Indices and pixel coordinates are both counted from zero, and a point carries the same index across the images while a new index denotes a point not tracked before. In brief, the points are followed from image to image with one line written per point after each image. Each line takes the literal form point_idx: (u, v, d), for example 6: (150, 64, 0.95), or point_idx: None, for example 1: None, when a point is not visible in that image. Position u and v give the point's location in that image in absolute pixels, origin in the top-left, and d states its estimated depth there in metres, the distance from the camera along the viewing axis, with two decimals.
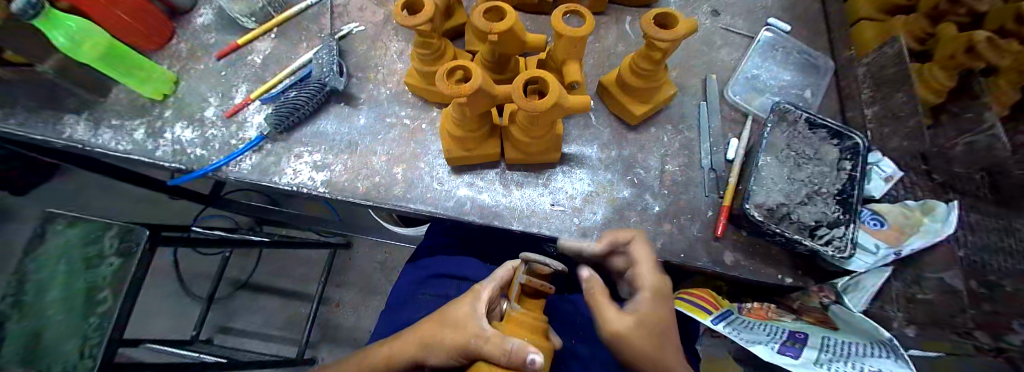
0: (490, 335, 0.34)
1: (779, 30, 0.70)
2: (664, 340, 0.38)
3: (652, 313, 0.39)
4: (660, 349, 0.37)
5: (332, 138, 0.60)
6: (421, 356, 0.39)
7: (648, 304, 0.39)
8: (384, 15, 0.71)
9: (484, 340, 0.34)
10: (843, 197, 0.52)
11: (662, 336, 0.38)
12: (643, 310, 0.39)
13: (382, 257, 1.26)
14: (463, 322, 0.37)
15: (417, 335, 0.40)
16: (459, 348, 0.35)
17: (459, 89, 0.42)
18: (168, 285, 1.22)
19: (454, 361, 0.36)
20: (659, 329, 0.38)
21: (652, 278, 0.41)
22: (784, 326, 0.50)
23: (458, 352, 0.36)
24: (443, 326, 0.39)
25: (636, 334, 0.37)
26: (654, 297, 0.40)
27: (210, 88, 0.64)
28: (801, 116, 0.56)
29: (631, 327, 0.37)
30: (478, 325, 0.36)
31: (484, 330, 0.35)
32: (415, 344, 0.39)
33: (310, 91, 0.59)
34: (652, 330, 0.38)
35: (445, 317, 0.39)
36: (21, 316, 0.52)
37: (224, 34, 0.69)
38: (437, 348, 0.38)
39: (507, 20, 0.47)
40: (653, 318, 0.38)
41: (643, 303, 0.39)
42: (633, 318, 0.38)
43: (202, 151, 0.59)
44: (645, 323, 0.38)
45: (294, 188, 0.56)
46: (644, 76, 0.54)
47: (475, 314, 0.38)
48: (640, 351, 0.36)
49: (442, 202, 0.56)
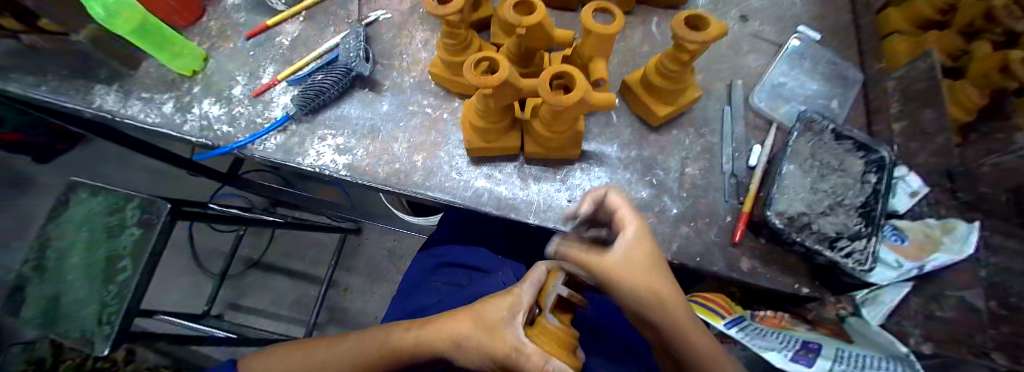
0: (532, 352, 0.33)
1: (808, 38, 0.69)
2: (656, 275, 0.38)
3: (637, 249, 0.38)
4: (653, 283, 0.38)
5: (355, 123, 0.61)
6: (449, 350, 0.37)
7: (632, 242, 0.39)
8: (410, 4, 0.72)
9: (524, 355, 0.33)
10: (865, 210, 0.51)
11: (653, 268, 0.38)
12: (629, 250, 0.38)
13: (391, 245, 1.28)
14: (500, 327, 0.35)
15: (450, 329, 0.37)
16: (494, 356, 0.34)
17: (486, 81, 0.42)
18: (182, 259, 1.25)
19: (486, 365, 0.36)
20: (649, 265, 0.38)
21: (629, 217, 0.40)
22: (799, 336, 0.50)
23: (491, 359, 0.35)
24: (477, 326, 0.36)
25: (623, 271, 0.37)
26: (636, 232, 0.39)
27: (239, 67, 0.66)
28: (827, 127, 0.56)
29: (619, 268, 0.37)
30: (516, 335, 0.34)
31: (525, 343, 0.34)
32: (445, 339, 0.37)
33: (336, 76, 0.60)
34: (641, 266, 0.38)
35: (479, 314, 0.37)
36: (41, 280, 0.61)
37: (254, 15, 0.70)
38: (470, 347, 0.36)
39: (537, 15, 0.47)
40: (637, 256, 0.38)
41: (625, 241, 0.39)
42: (621, 260, 0.38)
43: (229, 128, 0.60)
44: (637, 260, 0.38)
45: (316, 170, 0.57)
46: (669, 77, 0.54)
47: (510, 321, 0.35)
48: (637, 290, 0.37)
49: (461, 192, 0.56)
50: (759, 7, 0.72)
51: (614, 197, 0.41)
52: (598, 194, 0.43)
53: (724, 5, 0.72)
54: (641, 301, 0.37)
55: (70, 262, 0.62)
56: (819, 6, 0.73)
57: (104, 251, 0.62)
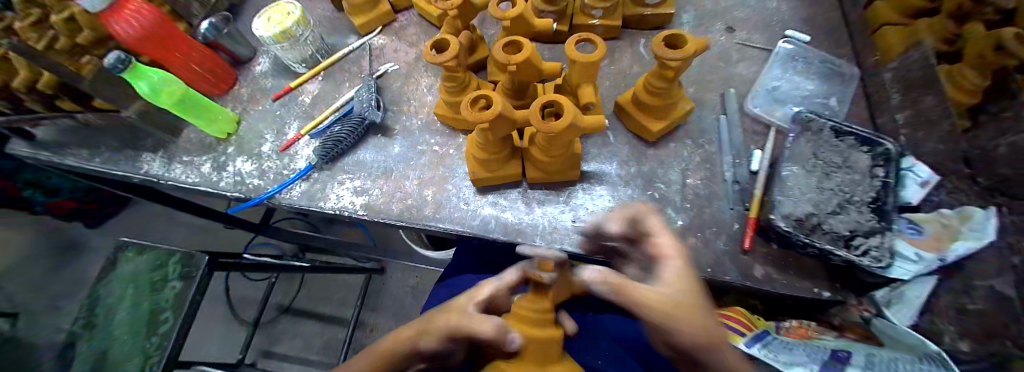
0: (481, 322, 0.32)
1: (798, 42, 0.71)
2: (718, 317, 0.28)
3: (685, 284, 0.29)
4: (718, 330, 0.28)
5: (369, 166, 0.66)
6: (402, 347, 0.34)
7: (680, 274, 0.30)
8: (415, 54, 0.79)
9: (478, 320, 0.33)
10: (878, 205, 0.50)
11: (714, 311, 0.29)
12: (677, 285, 0.29)
13: (414, 281, 1.31)
14: (457, 310, 0.35)
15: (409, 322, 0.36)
16: (446, 333, 0.33)
17: (481, 116, 0.46)
18: (220, 309, 1.32)
19: (438, 347, 0.33)
20: (706, 304, 0.29)
21: (672, 242, 0.33)
22: (827, 345, 0.49)
23: (448, 341, 0.34)
24: (435, 313, 0.36)
25: (677, 309, 0.27)
26: (684, 263, 0.31)
27: (266, 126, 0.73)
28: (825, 125, 0.56)
29: (672, 306, 0.27)
30: (472, 309, 0.35)
31: (478, 311, 0.34)
32: (402, 332, 0.36)
33: (351, 126, 0.66)
34: (700, 305, 0.28)
35: (440, 306, 0.37)
36: (92, 336, 0.66)
37: (278, 78, 0.79)
38: (425, 334, 0.34)
39: (525, 52, 0.51)
40: (695, 291, 0.29)
41: (672, 272, 0.30)
42: (677, 297, 0.28)
43: (259, 181, 0.67)
44: (689, 297, 0.28)
45: (337, 212, 0.62)
46: (656, 94, 0.56)
47: (467, 305, 0.36)
48: (706, 338, 0.27)
49: (469, 221, 0.59)
50: (745, 16, 0.75)
51: (652, 219, 0.36)
52: (633, 211, 0.38)
53: (709, 20, 0.75)
54: (710, 358, 0.27)
55: (118, 317, 0.67)
56: (805, 10, 0.75)
57: (148, 305, 0.67)
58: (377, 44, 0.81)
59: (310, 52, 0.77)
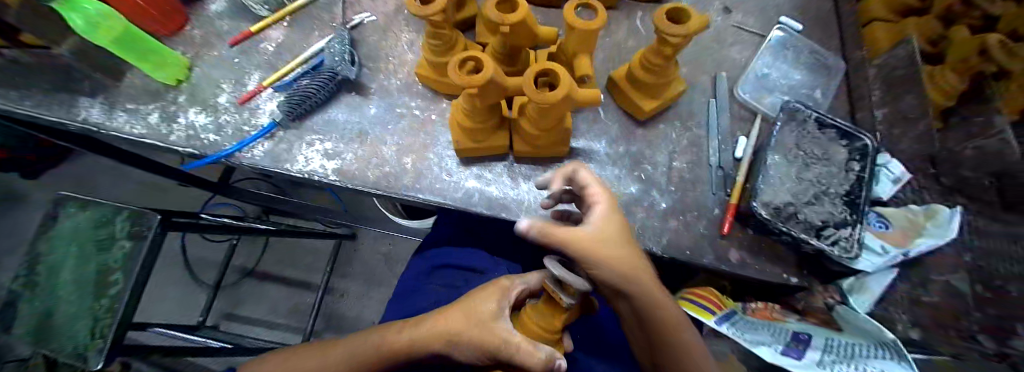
0: (522, 344, 0.39)
1: (790, 29, 0.70)
2: (629, 241, 0.41)
3: (606, 224, 0.40)
4: (628, 250, 0.41)
5: (342, 127, 0.60)
6: (445, 348, 0.42)
7: (602, 217, 0.40)
8: (395, 5, 0.72)
9: (514, 344, 0.39)
10: (851, 198, 0.51)
11: (626, 238, 0.41)
12: (601, 225, 0.40)
13: (386, 248, 1.27)
14: (489, 324, 0.40)
15: (443, 329, 0.42)
16: (485, 348, 0.40)
17: (471, 79, 0.41)
18: (176, 271, 1.24)
19: (480, 357, 0.41)
20: (621, 242, 0.40)
21: (602, 192, 0.41)
22: (790, 327, 0.51)
23: (487, 351, 0.40)
24: (470, 324, 0.41)
25: (601, 244, 0.39)
26: (608, 209, 0.41)
27: (224, 75, 0.65)
28: (811, 116, 0.56)
29: (593, 242, 0.39)
30: (505, 328, 0.40)
31: (513, 336, 0.39)
32: (440, 337, 0.42)
33: (321, 80, 0.60)
34: (618, 239, 0.40)
35: (471, 313, 0.41)
36: (33, 296, 0.60)
37: (238, 21, 0.70)
38: (463, 343, 0.41)
39: (520, 12, 0.46)
40: (613, 227, 0.40)
41: (598, 215, 0.40)
42: (599, 234, 0.39)
43: (216, 137, 0.59)
44: (606, 232, 0.40)
45: (306, 176, 0.56)
46: (653, 71, 0.54)
47: (500, 315, 0.41)
48: (610, 264, 0.39)
49: (451, 193, 0.56)
50: None
51: (583, 174, 0.42)
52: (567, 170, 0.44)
53: None
54: (618, 277, 0.40)
55: (59, 280, 0.61)
56: None
57: (96, 265, 0.61)
58: None
59: None
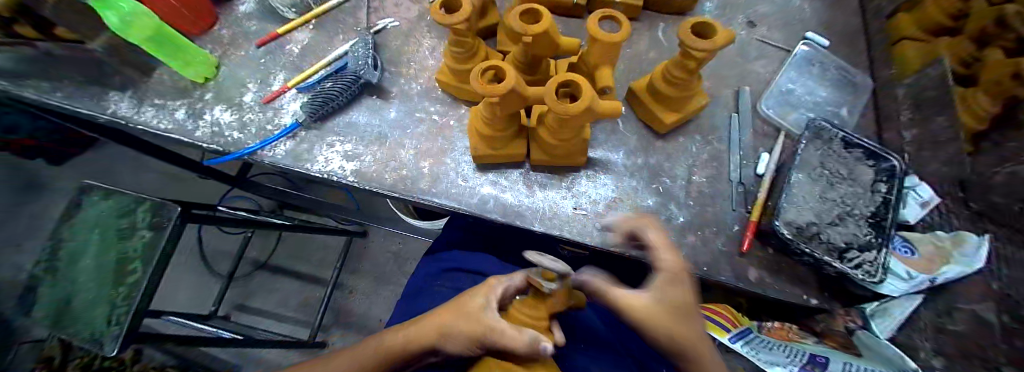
0: (506, 329, 0.38)
1: (816, 45, 0.69)
2: (690, 318, 0.38)
3: (666, 296, 0.38)
4: (688, 328, 0.37)
5: (362, 129, 0.61)
6: (438, 342, 0.42)
7: (662, 286, 0.39)
8: (418, 11, 0.73)
9: (497, 331, 0.38)
10: (877, 220, 0.50)
11: (688, 314, 0.38)
12: (657, 296, 0.38)
13: (396, 247, 1.28)
14: (475, 315, 0.40)
15: (435, 323, 0.42)
16: (473, 339, 0.39)
17: (494, 89, 0.42)
18: (191, 261, 1.27)
19: (470, 348, 0.40)
20: (681, 319, 0.37)
21: (666, 258, 0.40)
22: (806, 349, 0.50)
23: (476, 340, 0.40)
24: (458, 316, 0.41)
25: (652, 315, 0.38)
26: (671, 278, 0.39)
27: (249, 74, 0.66)
28: (837, 135, 0.55)
29: (645, 311, 0.38)
30: (490, 318, 0.39)
31: (498, 322, 0.39)
32: (433, 330, 0.42)
33: (344, 83, 0.61)
34: (676, 315, 0.37)
35: (459, 306, 0.42)
36: (54, 281, 0.62)
37: (264, 22, 0.71)
38: (453, 337, 0.41)
39: (544, 23, 0.46)
40: (676, 299, 0.38)
41: (656, 286, 0.39)
42: (652, 304, 0.38)
43: (239, 135, 0.60)
44: (663, 305, 0.38)
45: (325, 176, 0.57)
46: (676, 85, 0.54)
47: (486, 307, 0.41)
48: (660, 338, 0.37)
49: (467, 199, 0.56)
50: (768, 13, 0.72)
51: (650, 232, 0.43)
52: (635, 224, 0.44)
53: (731, 12, 0.72)
54: (670, 351, 0.38)
55: (81, 266, 0.63)
56: (828, 12, 0.72)
57: (115, 254, 0.62)
58: None
59: None
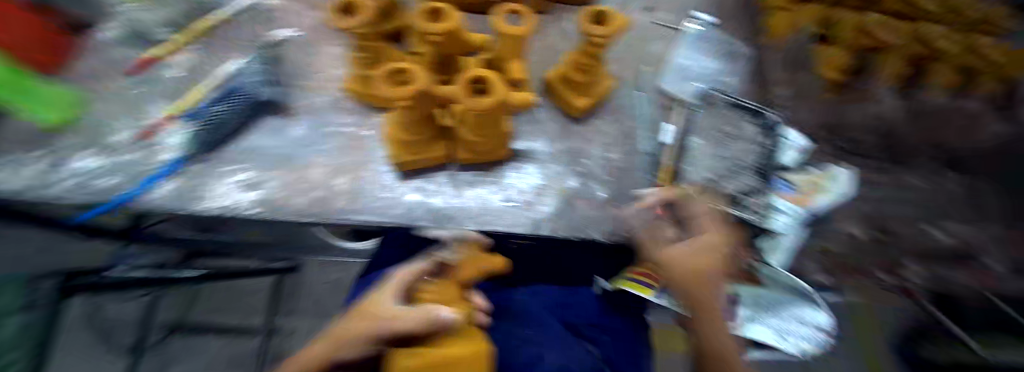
0: (398, 312, 0.33)
1: (705, 23, 0.73)
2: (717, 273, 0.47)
3: (699, 253, 0.47)
4: (699, 290, 0.45)
5: (265, 153, 0.57)
6: (335, 355, 0.35)
7: (707, 246, 0.48)
8: (315, 20, 0.72)
9: (390, 315, 0.33)
10: (762, 170, 0.57)
11: (701, 276, 0.46)
12: (702, 251, 0.47)
13: (337, 276, 1.20)
14: (371, 312, 0.35)
15: (331, 335, 0.36)
16: (368, 337, 0.33)
17: (401, 92, 0.40)
18: (79, 338, 1.03)
19: (369, 349, 0.34)
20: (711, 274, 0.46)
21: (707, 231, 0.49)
22: (722, 290, 0.56)
23: (370, 338, 0.33)
24: (355, 320, 0.36)
25: (710, 268, 0.46)
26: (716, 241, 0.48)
27: (122, 109, 0.58)
28: (724, 100, 0.63)
29: (681, 268, 0.47)
30: (385, 309, 0.35)
31: (391, 310, 0.34)
32: (329, 344, 0.35)
33: (239, 104, 0.57)
34: (704, 274, 0.46)
35: (357, 312, 0.37)
36: None
37: (138, 49, 0.64)
38: (349, 342, 0.34)
39: (450, 22, 0.46)
40: (716, 257, 0.47)
41: (697, 245, 0.48)
42: (696, 258, 0.47)
43: (112, 181, 0.50)
44: (707, 262, 0.47)
45: (223, 212, 0.50)
46: (585, 71, 0.57)
47: (383, 301, 0.36)
48: (681, 288, 0.46)
49: (391, 210, 0.54)
50: None
51: (695, 206, 0.52)
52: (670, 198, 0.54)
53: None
54: (686, 300, 0.46)
55: None
56: None
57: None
58: (269, 12, 0.72)
59: None
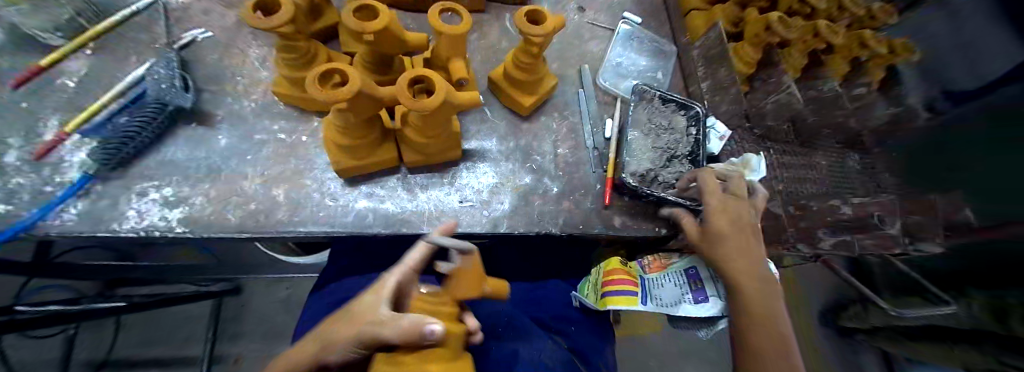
0: (388, 320, 0.33)
1: (633, 23, 0.81)
2: (743, 230, 0.49)
3: (732, 215, 0.49)
4: (728, 257, 0.48)
5: (183, 167, 0.52)
6: (321, 355, 0.35)
7: (726, 209, 0.49)
8: (234, 18, 0.66)
9: (381, 323, 0.33)
10: (694, 157, 0.62)
11: (745, 232, 0.49)
12: (717, 219, 0.49)
13: (286, 293, 1.13)
14: (361, 314, 0.36)
15: (317, 335, 0.37)
16: (354, 341, 0.34)
17: (335, 95, 0.38)
18: None
19: (356, 353, 0.34)
20: (739, 233, 0.49)
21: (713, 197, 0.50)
22: (681, 268, 0.58)
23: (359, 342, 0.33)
24: (341, 321, 0.36)
25: (724, 237, 0.48)
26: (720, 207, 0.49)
27: (7, 124, 0.50)
28: (656, 95, 0.65)
29: (719, 234, 0.49)
30: (376, 313, 0.35)
31: (381, 316, 0.34)
32: (314, 345, 0.36)
33: (145, 115, 0.50)
34: (730, 239, 0.48)
35: (345, 311, 0.37)
36: None
37: (19, 55, 0.55)
38: (336, 345, 0.35)
39: (382, 19, 0.44)
40: (735, 217, 0.49)
41: (723, 209, 0.50)
42: (712, 228, 0.49)
43: (4, 207, 0.44)
44: (731, 221, 0.49)
45: (141, 234, 0.46)
46: (526, 69, 0.58)
47: (377, 304, 0.36)
48: (723, 259, 0.48)
49: (341, 219, 0.52)
50: None
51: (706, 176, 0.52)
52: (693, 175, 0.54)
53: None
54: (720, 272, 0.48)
55: None
56: None
57: None
58: (177, 12, 0.65)
59: (68, 14, 0.56)
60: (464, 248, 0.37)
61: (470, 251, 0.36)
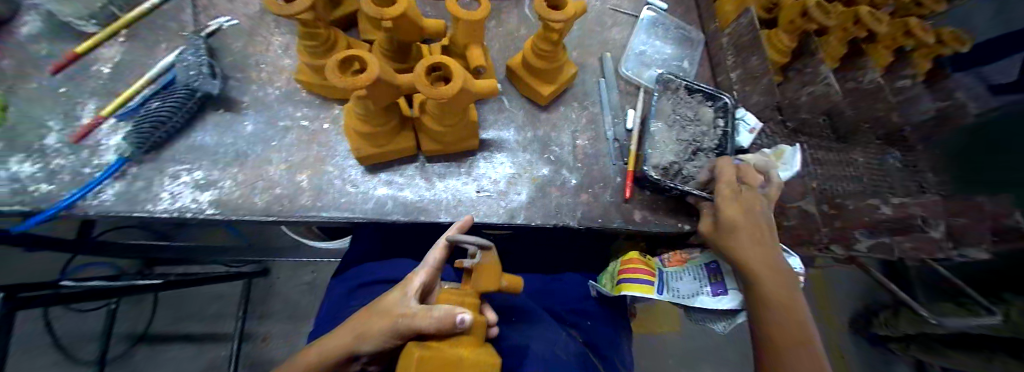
0: (418, 312, 0.35)
1: (658, 9, 0.77)
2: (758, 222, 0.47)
3: (746, 206, 0.47)
4: (746, 251, 0.46)
5: (212, 152, 0.53)
6: (357, 346, 0.37)
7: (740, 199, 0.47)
8: (259, 8, 0.67)
9: (412, 315, 0.35)
10: (721, 151, 0.59)
11: (759, 226, 0.47)
12: (731, 208, 0.47)
13: (309, 276, 1.17)
14: (390, 308, 0.38)
15: (350, 327, 0.38)
16: (388, 332, 0.35)
17: (353, 81, 0.37)
18: (46, 355, 1.01)
19: (388, 344, 0.36)
20: (752, 225, 0.47)
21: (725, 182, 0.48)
22: (702, 262, 0.57)
23: (392, 334, 0.36)
24: (372, 315, 0.38)
25: (738, 228, 0.46)
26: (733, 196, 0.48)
27: (48, 109, 0.53)
28: (682, 85, 0.63)
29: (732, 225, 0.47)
30: (405, 306, 0.37)
31: (411, 308, 0.36)
32: (349, 336, 0.38)
33: (176, 100, 0.52)
34: (744, 232, 0.46)
35: (375, 305, 0.39)
36: None
37: (58, 43, 0.58)
38: (369, 337, 0.37)
39: (400, 5, 0.43)
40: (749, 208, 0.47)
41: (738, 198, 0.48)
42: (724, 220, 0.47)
43: (48, 187, 0.47)
44: (746, 213, 0.47)
45: (174, 215, 0.48)
46: (544, 57, 0.56)
47: (404, 299, 0.38)
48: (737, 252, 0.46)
49: (361, 205, 0.53)
50: None
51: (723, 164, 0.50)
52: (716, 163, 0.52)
53: None
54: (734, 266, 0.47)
55: None
56: None
57: None
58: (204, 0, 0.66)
59: (101, 3, 0.58)
60: (484, 244, 0.37)
61: (489, 247, 0.37)
